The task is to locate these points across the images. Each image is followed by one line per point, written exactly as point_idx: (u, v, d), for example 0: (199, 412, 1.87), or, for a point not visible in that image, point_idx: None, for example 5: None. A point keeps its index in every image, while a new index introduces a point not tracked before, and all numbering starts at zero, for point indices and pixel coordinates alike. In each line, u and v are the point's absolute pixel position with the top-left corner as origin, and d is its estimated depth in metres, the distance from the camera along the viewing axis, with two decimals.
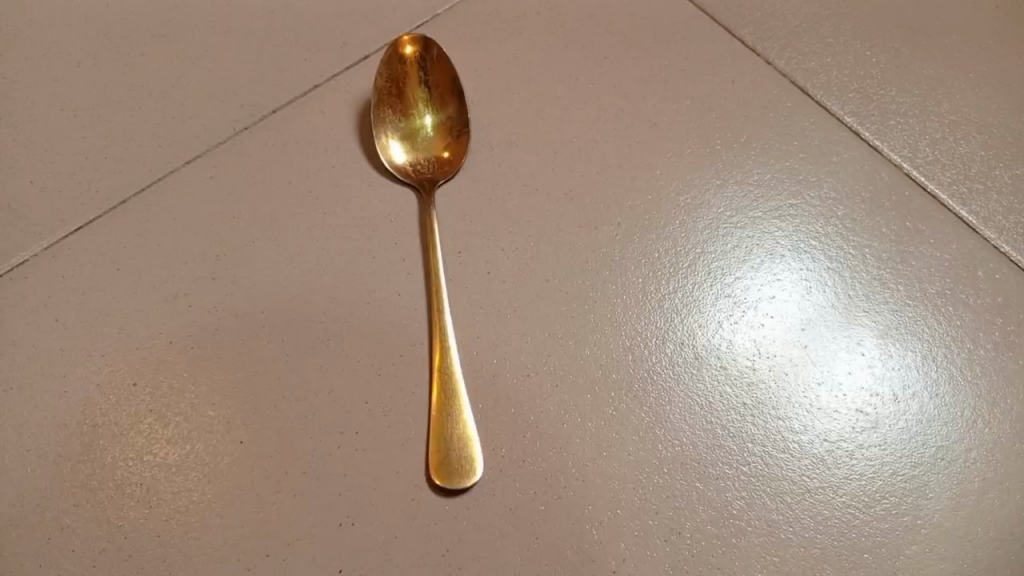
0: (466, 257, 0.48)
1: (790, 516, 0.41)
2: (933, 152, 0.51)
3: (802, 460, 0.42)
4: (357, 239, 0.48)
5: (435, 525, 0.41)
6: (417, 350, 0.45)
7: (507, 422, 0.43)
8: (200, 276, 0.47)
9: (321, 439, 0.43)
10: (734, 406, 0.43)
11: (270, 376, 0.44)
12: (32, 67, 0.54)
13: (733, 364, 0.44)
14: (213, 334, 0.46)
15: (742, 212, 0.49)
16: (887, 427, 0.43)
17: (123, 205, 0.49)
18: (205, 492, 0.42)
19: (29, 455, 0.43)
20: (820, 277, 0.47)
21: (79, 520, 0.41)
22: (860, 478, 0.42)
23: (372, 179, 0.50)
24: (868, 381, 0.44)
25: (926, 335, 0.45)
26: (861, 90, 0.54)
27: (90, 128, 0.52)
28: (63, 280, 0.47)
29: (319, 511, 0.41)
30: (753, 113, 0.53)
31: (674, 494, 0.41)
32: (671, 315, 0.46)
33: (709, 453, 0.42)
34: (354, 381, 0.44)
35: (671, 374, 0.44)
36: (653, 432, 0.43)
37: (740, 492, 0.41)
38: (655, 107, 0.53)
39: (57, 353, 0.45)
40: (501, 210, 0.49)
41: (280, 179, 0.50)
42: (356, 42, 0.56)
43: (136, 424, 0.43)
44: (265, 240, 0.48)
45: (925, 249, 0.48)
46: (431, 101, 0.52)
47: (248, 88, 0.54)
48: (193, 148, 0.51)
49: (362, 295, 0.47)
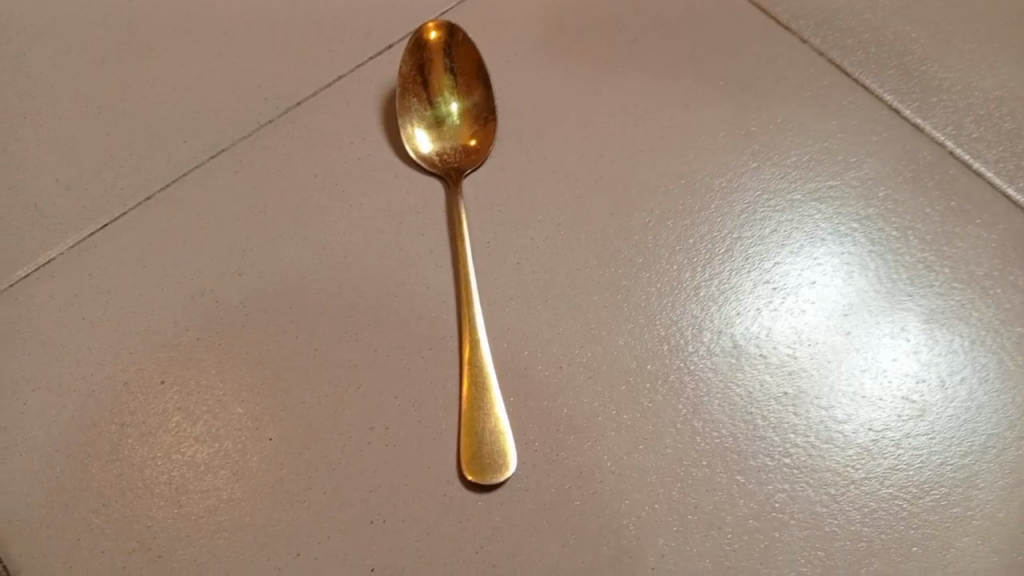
0: (495, 247, 0.47)
1: (834, 509, 0.39)
2: (978, 129, 0.49)
3: (846, 451, 0.40)
4: (385, 230, 0.47)
5: (468, 522, 0.40)
6: (448, 341, 0.44)
7: (540, 415, 0.42)
8: (226, 270, 0.47)
9: (351, 435, 0.42)
10: (775, 396, 0.42)
11: (298, 372, 0.44)
12: (57, 65, 0.54)
13: (773, 353, 0.43)
14: (240, 328, 0.45)
15: (780, 195, 0.48)
16: (934, 415, 0.41)
17: (149, 202, 0.49)
18: (235, 490, 0.41)
19: (59, 455, 0.42)
20: (862, 261, 0.46)
21: (109, 519, 0.40)
22: (908, 468, 0.40)
23: (398, 170, 0.49)
24: (914, 368, 0.42)
25: (973, 319, 0.44)
26: (900, 66, 0.52)
27: (115, 125, 0.51)
28: (90, 278, 0.47)
29: (350, 508, 0.40)
30: (788, 94, 0.52)
31: (714, 487, 0.40)
32: (707, 303, 0.45)
33: (749, 445, 0.41)
34: (384, 375, 0.43)
35: (708, 363, 0.43)
36: (691, 423, 0.41)
37: (782, 484, 0.40)
38: (687, 90, 0.52)
39: (85, 352, 0.45)
40: (530, 199, 0.48)
41: (305, 172, 0.50)
42: (380, 32, 0.55)
43: (164, 422, 0.43)
44: (291, 233, 0.48)
45: (971, 229, 0.46)
46: (457, 88, 0.52)
47: (272, 80, 0.53)
48: (217, 142, 0.51)
49: (390, 286, 0.46)
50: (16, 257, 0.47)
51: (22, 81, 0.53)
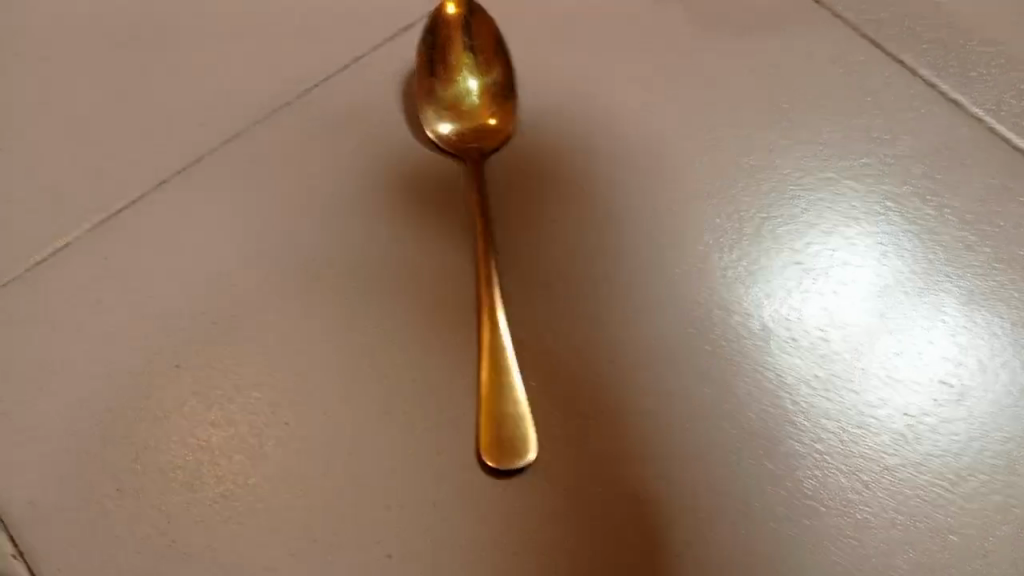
0: (515, 228, 0.45)
1: (868, 497, 0.38)
2: (1019, 104, 0.48)
3: (880, 437, 0.39)
4: (403, 211, 0.46)
5: (486, 509, 0.39)
6: (467, 324, 0.43)
7: (561, 400, 0.41)
8: (242, 253, 0.46)
9: (368, 420, 0.41)
10: (805, 380, 0.40)
11: (315, 356, 0.43)
12: (70, 44, 0.52)
13: (803, 335, 0.42)
14: (257, 311, 0.44)
15: (810, 174, 0.46)
16: (973, 399, 0.40)
17: (164, 183, 0.48)
18: (250, 475, 0.40)
19: (73, 440, 0.42)
20: (897, 241, 0.44)
21: (124, 504, 0.40)
22: (945, 454, 0.39)
23: (417, 150, 0.48)
24: (952, 351, 0.41)
25: (1014, 300, 0.42)
26: (937, 40, 0.50)
27: (131, 106, 0.50)
28: (104, 260, 0.46)
29: (366, 493, 0.40)
30: (819, 69, 0.50)
31: (742, 473, 0.39)
32: (735, 284, 0.43)
33: (779, 430, 0.39)
34: (402, 358, 0.42)
35: (736, 346, 0.41)
36: (718, 408, 0.40)
37: (813, 471, 0.39)
38: (714, 66, 0.50)
39: (100, 336, 0.44)
40: (551, 179, 0.47)
41: (323, 153, 0.48)
42: (398, 9, 0.53)
43: (179, 406, 0.42)
44: (308, 215, 0.47)
45: (1012, 208, 0.45)
46: (477, 64, 0.50)
47: (289, 59, 0.52)
48: (235, 123, 0.49)
49: (409, 269, 0.45)
50: (32, 241, 0.46)
51: (37, 63, 0.52)
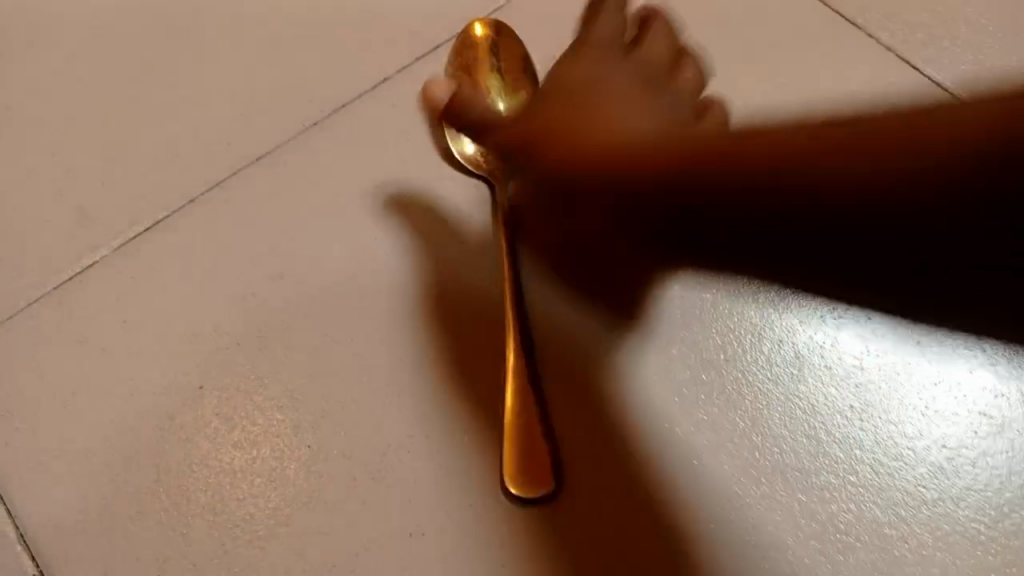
0: (541, 249, 0.45)
1: (905, 532, 0.37)
2: None
3: (917, 470, 0.38)
4: (429, 229, 0.46)
5: (512, 537, 0.38)
6: (493, 347, 0.42)
7: (587, 428, 0.40)
8: (267, 274, 0.45)
9: (390, 445, 0.41)
10: (839, 411, 0.40)
11: (339, 379, 0.42)
12: (99, 62, 0.52)
13: (838, 364, 0.41)
14: (282, 333, 0.44)
15: None
16: (1016, 431, 0.39)
17: (192, 204, 0.47)
18: (271, 498, 0.40)
19: (96, 461, 0.41)
20: None
21: (144, 526, 0.40)
22: (985, 489, 0.38)
23: (443, 171, 0.48)
24: (994, 380, 0.39)
25: None
26: (978, 59, 0.50)
27: (160, 125, 0.50)
28: (130, 280, 0.45)
29: (389, 519, 0.39)
30: (857, 88, 0.49)
31: (774, 506, 0.38)
32: (768, 309, 0.42)
33: (811, 462, 0.39)
34: (427, 381, 0.42)
35: (768, 376, 0.41)
36: (749, 438, 0.40)
37: (847, 504, 0.38)
38: (748, 88, 0.50)
39: (125, 357, 0.43)
40: (579, 195, 0.45)
41: (349, 174, 0.48)
42: (427, 29, 0.53)
43: (202, 428, 0.42)
44: (334, 236, 0.46)
45: None
46: (506, 91, 0.50)
47: (317, 79, 0.51)
48: (262, 144, 0.49)
49: (433, 292, 0.44)
50: (59, 261, 0.46)
51: (67, 81, 0.52)
